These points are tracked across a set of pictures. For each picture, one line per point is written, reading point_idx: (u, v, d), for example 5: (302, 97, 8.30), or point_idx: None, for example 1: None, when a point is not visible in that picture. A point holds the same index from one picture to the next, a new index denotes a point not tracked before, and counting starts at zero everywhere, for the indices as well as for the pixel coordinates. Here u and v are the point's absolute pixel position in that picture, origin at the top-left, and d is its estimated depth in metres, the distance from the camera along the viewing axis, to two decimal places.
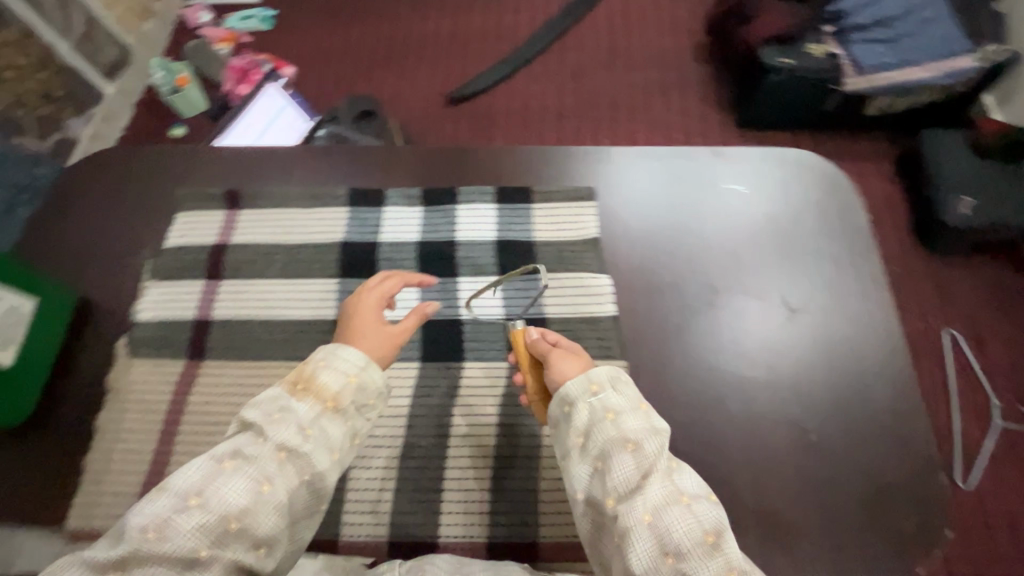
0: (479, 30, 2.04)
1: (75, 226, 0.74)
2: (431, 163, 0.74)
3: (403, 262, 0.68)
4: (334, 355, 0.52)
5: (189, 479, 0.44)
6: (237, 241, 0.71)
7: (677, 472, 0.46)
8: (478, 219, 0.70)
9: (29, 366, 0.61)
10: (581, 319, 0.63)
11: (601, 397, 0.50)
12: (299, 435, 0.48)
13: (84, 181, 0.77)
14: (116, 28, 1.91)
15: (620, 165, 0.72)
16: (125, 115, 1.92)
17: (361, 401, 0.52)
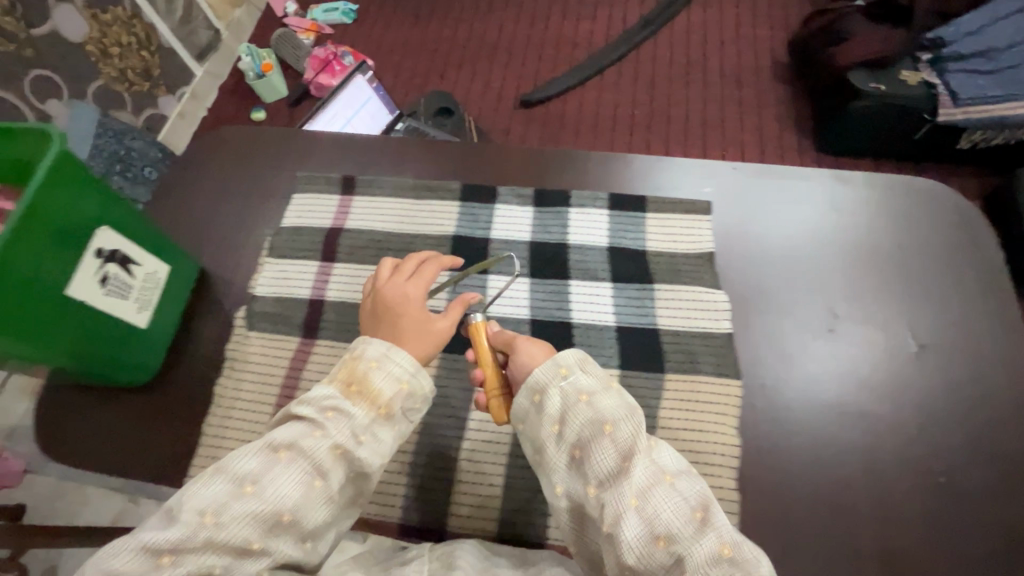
0: (556, 36, 2.05)
1: (197, 198, 0.77)
2: (544, 165, 0.75)
3: (514, 260, 0.68)
4: (387, 356, 0.52)
5: (243, 467, 0.46)
6: (351, 226, 0.73)
7: (657, 452, 0.48)
8: (590, 224, 0.70)
9: (156, 331, 0.63)
10: (695, 334, 0.62)
11: (571, 380, 0.51)
12: (353, 438, 0.49)
13: (207, 156, 0.80)
14: (211, 13, 1.95)
15: (736, 181, 0.72)
16: (211, 97, 2.00)
17: (410, 407, 0.52)
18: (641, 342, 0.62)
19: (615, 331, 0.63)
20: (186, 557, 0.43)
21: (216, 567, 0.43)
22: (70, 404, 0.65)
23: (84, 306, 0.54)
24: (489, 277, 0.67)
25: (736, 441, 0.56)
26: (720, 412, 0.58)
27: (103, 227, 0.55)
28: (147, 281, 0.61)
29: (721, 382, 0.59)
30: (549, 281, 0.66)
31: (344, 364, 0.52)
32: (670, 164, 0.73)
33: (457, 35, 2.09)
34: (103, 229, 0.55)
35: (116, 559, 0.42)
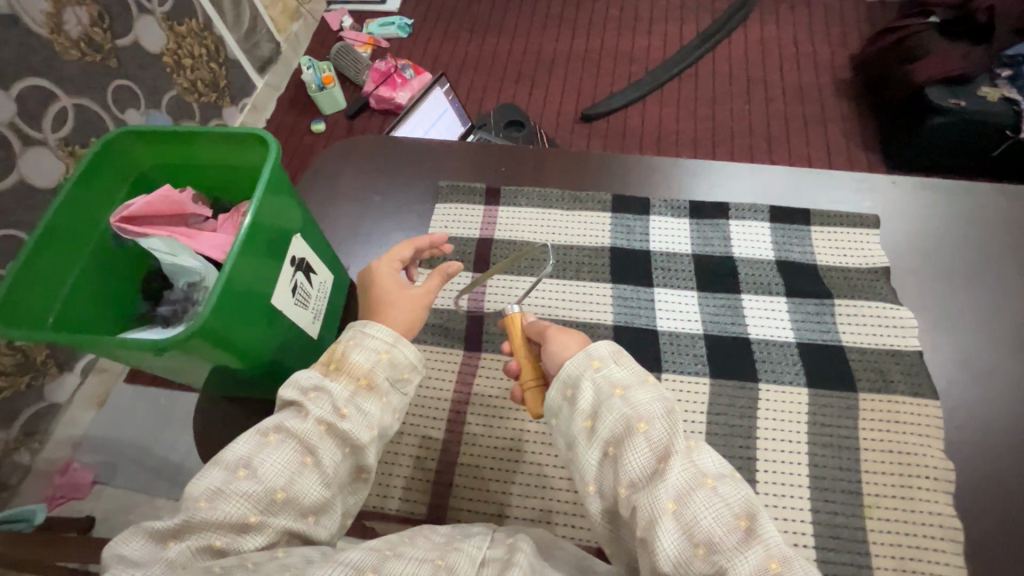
0: (642, 46, 1.82)
1: (332, 204, 0.76)
2: (691, 179, 0.74)
3: (680, 272, 0.67)
4: (362, 333, 0.52)
5: (237, 453, 0.46)
6: (500, 236, 0.72)
7: (696, 452, 0.45)
8: (752, 237, 0.68)
9: (323, 340, 0.62)
10: (883, 351, 0.60)
11: (603, 373, 0.48)
12: (334, 413, 0.48)
13: (339, 162, 0.80)
14: (272, 26, 1.72)
15: (896, 196, 0.71)
16: (269, 108, 1.74)
17: (395, 376, 0.52)
18: (826, 359, 0.60)
19: (797, 348, 0.61)
20: (188, 535, 0.43)
21: (216, 542, 0.43)
22: (205, 399, 0.64)
23: (279, 314, 0.54)
24: (656, 290, 0.65)
25: (947, 463, 0.53)
26: (923, 431, 0.55)
27: (295, 236, 0.55)
28: (320, 290, 0.60)
29: (919, 402, 0.57)
30: (719, 295, 0.65)
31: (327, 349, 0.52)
32: (825, 180, 0.73)
33: (515, 48, 1.87)
34: (296, 238, 0.55)
35: (125, 546, 0.43)
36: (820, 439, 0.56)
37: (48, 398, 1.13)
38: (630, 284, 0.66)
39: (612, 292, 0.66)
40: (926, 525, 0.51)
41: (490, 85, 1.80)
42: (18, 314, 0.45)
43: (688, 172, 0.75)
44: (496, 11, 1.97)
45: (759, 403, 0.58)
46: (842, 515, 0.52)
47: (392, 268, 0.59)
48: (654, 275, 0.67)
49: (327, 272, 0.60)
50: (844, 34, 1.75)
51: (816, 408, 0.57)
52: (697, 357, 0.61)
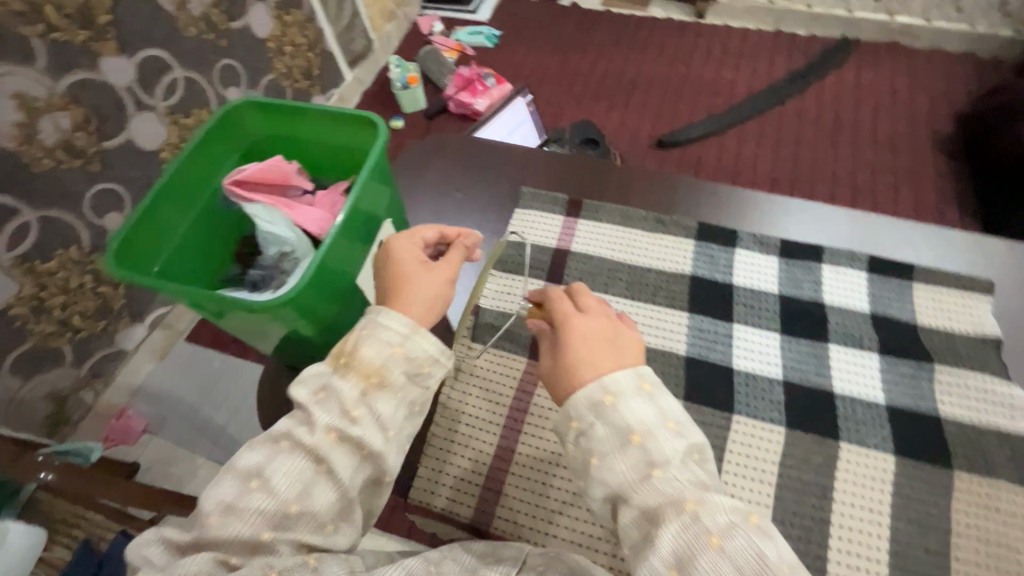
0: (729, 79, 1.78)
1: (416, 197, 0.78)
2: (784, 217, 0.71)
3: (763, 311, 0.63)
4: (374, 324, 0.48)
5: (248, 462, 0.45)
6: (577, 248, 0.70)
7: (703, 505, 0.41)
8: (847, 285, 0.64)
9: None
10: (986, 430, 0.54)
11: (585, 435, 0.46)
12: (344, 417, 0.46)
13: (427, 156, 0.82)
14: (368, 24, 1.79)
15: (1015, 264, 0.65)
16: (354, 102, 1.80)
17: (412, 371, 0.48)
18: (919, 427, 0.55)
19: (887, 411, 0.56)
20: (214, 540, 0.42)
21: (231, 559, 0.42)
22: (269, 372, 0.66)
23: (356, 296, 0.55)
24: (735, 326, 0.63)
25: None
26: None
27: (384, 220, 0.56)
28: None
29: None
30: (804, 342, 0.61)
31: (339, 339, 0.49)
32: (935, 235, 0.68)
33: (597, 69, 1.87)
34: (386, 222, 0.57)
35: (146, 553, 0.43)
36: (907, 514, 0.51)
37: (118, 343, 1.19)
38: (708, 316, 0.64)
39: (688, 322, 0.63)
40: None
41: (566, 101, 1.81)
42: (129, 261, 0.48)
43: (783, 210, 0.72)
44: (583, 30, 1.98)
45: (839, 463, 0.54)
46: None
47: (412, 244, 0.54)
48: (735, 310, 0.64)
49: None
50: (948, 89, 1.65)
51: (904, 479, 0.52)
52: (774, 403, 0.57)
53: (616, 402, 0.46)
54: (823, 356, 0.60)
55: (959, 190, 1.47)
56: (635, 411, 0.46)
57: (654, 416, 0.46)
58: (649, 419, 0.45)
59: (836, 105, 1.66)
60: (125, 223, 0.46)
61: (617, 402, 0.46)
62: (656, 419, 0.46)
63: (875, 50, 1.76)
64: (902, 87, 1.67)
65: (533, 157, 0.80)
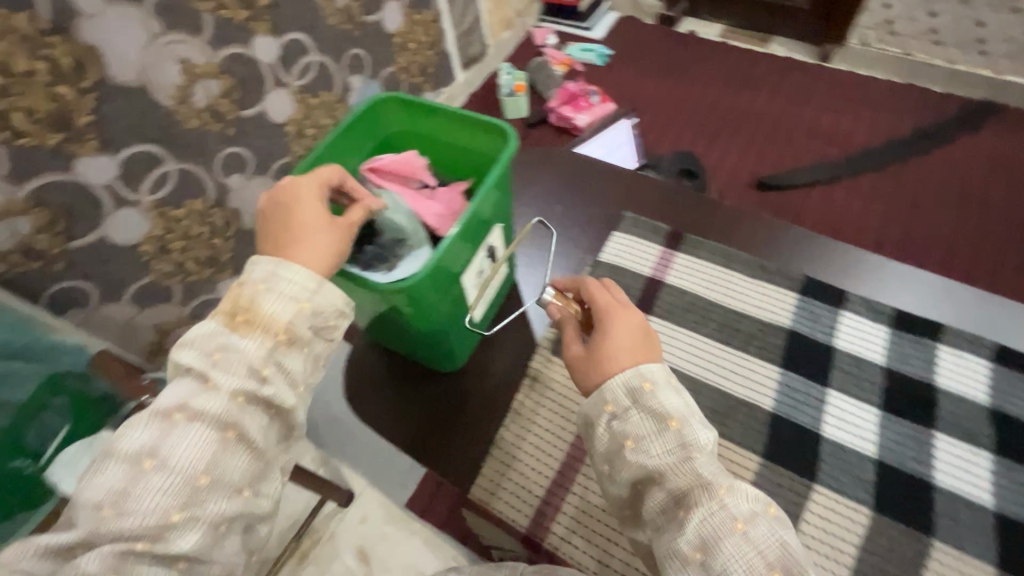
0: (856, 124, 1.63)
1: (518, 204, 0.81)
2: (904, 283, 0.67)
3: (864, 382, 0.60)
4: (275, 276, 0.47)
5: (138, 439, 0.43)
6: (672, 282, 0.70)
7: (729, 495, 0.42)
8: (962, 372, 0.60)
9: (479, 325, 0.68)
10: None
11: (619, 418, 0.47)
12: (253, 376, 0.45)
13: (534, 165, 0.84)
14: (487, 30, 1.85)
15: None
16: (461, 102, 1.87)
17: (320, 322, 0.48)
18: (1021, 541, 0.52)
19: (993, 519, 0.53)
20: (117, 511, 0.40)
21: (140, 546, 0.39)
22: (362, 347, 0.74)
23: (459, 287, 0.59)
24: (830, 392, 0.60)
25: None
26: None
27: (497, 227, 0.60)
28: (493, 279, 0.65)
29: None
30: (906, 423, 0.58)
31: (229, 297, 0.47)
32: None
33: (709, 95, 1.78)
34: (496, 227, 0.60)
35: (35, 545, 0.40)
36: None
37: None
38: (803, 376, 0.61)
39: (780, 378, 0.61)
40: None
41: (667, 124, 1.75)
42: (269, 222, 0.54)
43: (902, 277, 0.67)
44: (701, 53, 1.90)
45: (926, 561, 0.51)
46: None
47: (317, 189, 0.52)
48: (832, 375, 0.61)
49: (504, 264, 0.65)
50: None
51: None
52: (863, 482, 0.55)
53: (652, 390, 0.46)
54: (924, 444, 0.56)
55: None
56: (668, 400, 0.45)
57: (679, 406, 0.46)
58: (682, 409, 0.46)
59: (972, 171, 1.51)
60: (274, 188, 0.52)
61: (654, 391, 0.46)
62: (682, 410, 0.46)
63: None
64: None
65: (638, 182, 0.80)
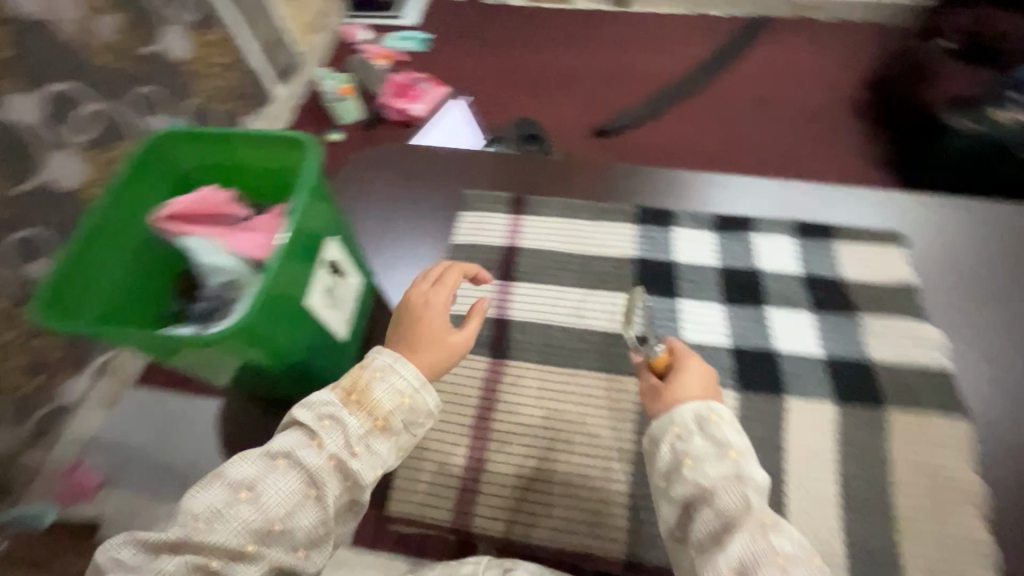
0: (658, 65, 1.83)
1: (364, 210, 0.78)
2: (723, 191, 0.75)
3: (705, 285, 0.67)
4: (391, 368, 0.49)
5: (242, 472, 0.45)
6: (527, 245, 0.72)
7: (773, 529, 0.43)
8: (778, 250, 0.69)
9: (348, 347, 0.63)
10: (912, 369, 0.60)
11: (684, 440, 0.49)
12: (346, 449, 0.47)
13: (369, 167, 0.82)
14: (293, 37, 1.75)
15: (919, 214, 0.71)
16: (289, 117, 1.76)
17: (411, 420, 0.50)
18: (853, 376, 0.60)
19: (826, 363, 0.60)
20: (193, 548, 0.42)
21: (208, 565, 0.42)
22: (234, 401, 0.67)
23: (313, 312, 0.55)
24: (681, 302, 0.66)
25: (977, 479, 0.54)
26: (956, 457, 0.55)
27: (330, 238, 0.56)
28: (350, 292, 0.62)
29: (949, 420, 0.56)
30: (746, 309, 0.65)
31: (348, 373, 0.50)
32: (848, 195, 0.73)
33: (531, 64, 1.89)
34: (332, 239, 0.56)
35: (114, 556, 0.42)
36: (853, 453, 0.55)
37: None
38: (656, 295, 0.66)
39: (639, 304, 0.66)
40: (964, 548, 0.51)
41: (503, 99, 1.82)
42: (68, 313, 0.49)
43: (722, 184, 0.75)
44: (514, 26, 1.99)
45: (787, 418, 0.58)
46: (874, 533, 0.52)
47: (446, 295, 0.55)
48: (679, 286, 0.67)
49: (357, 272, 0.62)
50: (857, 56, 1.76)
51: (845, 422, 0.57)
52: (725, 369, 0.61)
53: (718, 421, 0.49)
54: (762, 320, 0.64)
55: (876, 150, 1.58)
56: (729, 433, 0.49)
57: (738, 439, 0.49)
58: (740, 441, 0.49)
59: (760, 80, 1.75)
60: (53, 273, 0.46)
61: (720, 420, 0.49)
62: (740, 445, 0.48)
63: (786, 24, 1.85)
64: (815, 57, 1.78)
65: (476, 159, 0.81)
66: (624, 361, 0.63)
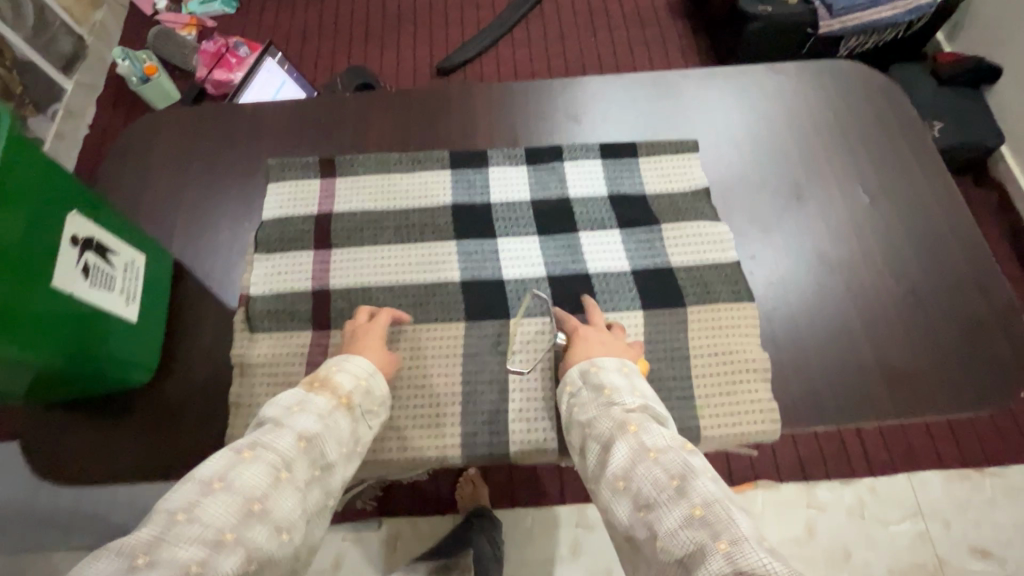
0: None
1: (172, 208, 0.72)
2: (523, 117, 0.78)
3: (520, 220, 0.70)
4: (347, 361, 0.55)
5: (211, 467, 0.43)
6: (341, 209, 0.71)
7: (642, 433, 0.48)
8: (588, 175, 0.73)
9: (145, 325, 0.61)
10: (707, 266, 0.67)
11: (577, 395, 0.54)
12: (314, 423, 0.49)
13: (169, 161, 0.75)
14: (68, 17, 1.50)
15: (689, 95, 0.79)
16: (91, 111, 1.54)
17: (368, 405, 0.54)
18: (655, 279, 0.66)
19: (633, 276, 0.67)
20: (164, 553, 0.38)
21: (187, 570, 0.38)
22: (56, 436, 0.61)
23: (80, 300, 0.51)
24: (500, 241, 0.69)
25: (762, 354, 0.62)
26: (742, 329, 0.63)
27: (73, 214, 0.51)
28: (128, 270, 0.58)
29: (741, 307, 0.64)
30: (558, 237, 0.69)
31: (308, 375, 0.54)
32: (632, 97, 0.79)
33: (356, 10, 1.77)
34: (75, 215, 0.51)
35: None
36: (659, 353, 0.63)
37: None
38: (474, 239, 0.69)
39: (456, 249, 0.69)
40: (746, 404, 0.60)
41: (334, 51, 1.70)
42: None
43: (529, 115, 0.79)
44: None
45: None
46: (678, 411, 0.60)
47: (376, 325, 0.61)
48: (497, 226, 0.70)
49: (132, 250, 0.59)
50: None
51: (653, 325, 0.64)
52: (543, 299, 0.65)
53: (598, 370, 0.54)
54: (573, 248, 0.68)
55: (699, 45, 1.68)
56: (607, 376, 0.54)
57: (625, 382, 0.54)
58: (619, 380, 0.53)
59: None
60: None
61: (598, 370, 0.54)
62: (625, 383, 0.53)
63: None
64: None
65: (286, 132, 0.78)
66: (446, 305, 0.66)
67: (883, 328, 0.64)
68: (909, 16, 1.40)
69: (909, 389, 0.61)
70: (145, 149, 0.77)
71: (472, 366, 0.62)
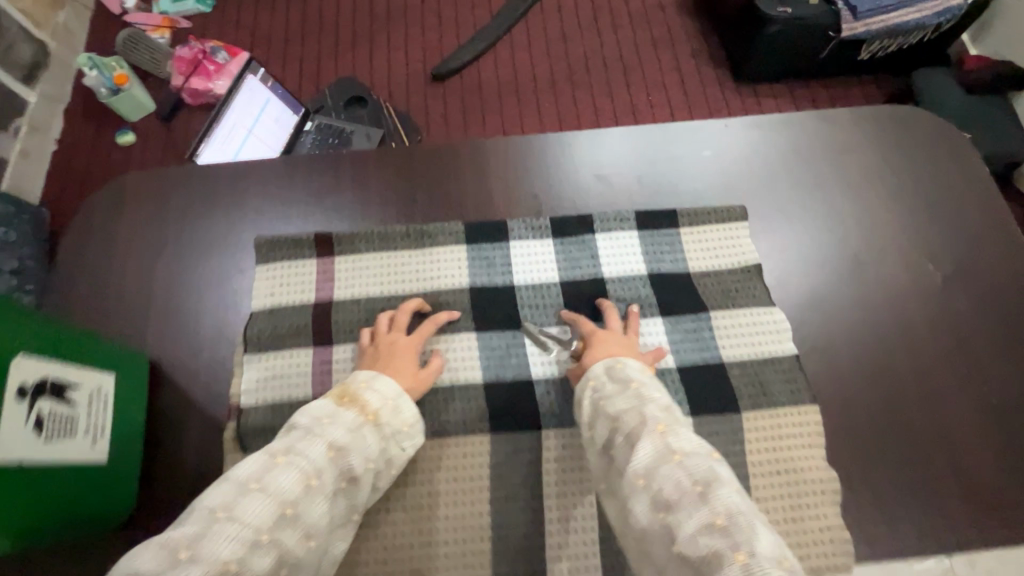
0: None
1: (149, 292, 0.63)
2: (546, 176, 0.68)
3: (549, 307, 0.62)
4: (378, 377, 0.52)
5: (183, 529, 0.38)
6: (341, 295, 0.62)
7: (669, 433, 0.44)
8: (621, 251, 0.64)
9: (117, 461, 0.52)
10: (761, 361, 0.59)
11: (598, 387, 0.50)
12: (308, 475, 0.44)
13: (142, 233, 0.65)
14: (25, 20, 1.35)
15: (734, 148, 0.69)
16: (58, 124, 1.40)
17: (396, 426, 0.51)
18: (703, 379, 0.59)
19: (677, 372, 0.59)
20: None
21: None
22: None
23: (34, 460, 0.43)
24: (526, 333, 0.61)
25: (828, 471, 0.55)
26: (806, 439, 0.56)
27: (21, 358, 0.43)
28: (92, 402, 0.50)
29: (804, 412, 0.57)
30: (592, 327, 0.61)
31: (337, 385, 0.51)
32: (668, 150, 0.69)
33: (343, 9, 1.62)
34: (24, 358, 0.43)
35: None
36: None
37: None
38: (496, 331, 0.61)
39: (478, 344, 0.60)
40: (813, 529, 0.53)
41: (321, 57, 1.56)
42: None
43: (553, 171, 0.69)
44: None
45: None
46: None
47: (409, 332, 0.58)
48: (522, 315, 0.61)
49: (96, 377, 0.50)
50: None
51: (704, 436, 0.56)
52: None
53: (624, 365, 0.51)
54: None
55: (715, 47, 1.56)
56: (632, 370, 0.50)
57: (646, 376, 0.50)
58: (641, 374, 0.50)
59: None
60: None
61: (624, 364, 0.51)
62: (645, 375, 0.50)
63: None
64: None
65: (275, 195, 0.67)
66: (471, 416, 0.57)
67: (961, 431, 0.56)
68: (936, 19, 1.28)
69: (990, 502, 0.54)
70: (113, 217, 0.66)
71: (501, 490, 0.55)
